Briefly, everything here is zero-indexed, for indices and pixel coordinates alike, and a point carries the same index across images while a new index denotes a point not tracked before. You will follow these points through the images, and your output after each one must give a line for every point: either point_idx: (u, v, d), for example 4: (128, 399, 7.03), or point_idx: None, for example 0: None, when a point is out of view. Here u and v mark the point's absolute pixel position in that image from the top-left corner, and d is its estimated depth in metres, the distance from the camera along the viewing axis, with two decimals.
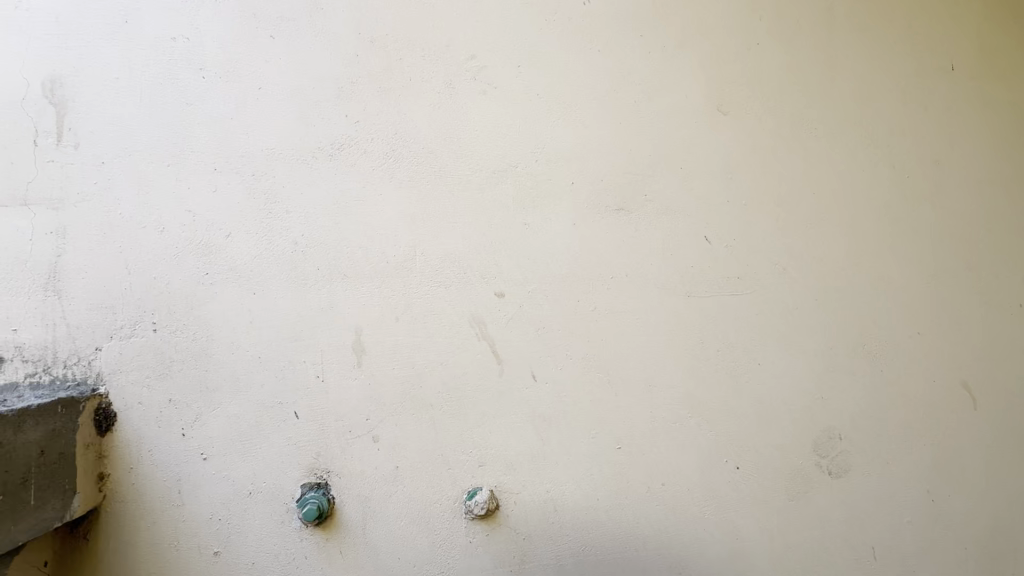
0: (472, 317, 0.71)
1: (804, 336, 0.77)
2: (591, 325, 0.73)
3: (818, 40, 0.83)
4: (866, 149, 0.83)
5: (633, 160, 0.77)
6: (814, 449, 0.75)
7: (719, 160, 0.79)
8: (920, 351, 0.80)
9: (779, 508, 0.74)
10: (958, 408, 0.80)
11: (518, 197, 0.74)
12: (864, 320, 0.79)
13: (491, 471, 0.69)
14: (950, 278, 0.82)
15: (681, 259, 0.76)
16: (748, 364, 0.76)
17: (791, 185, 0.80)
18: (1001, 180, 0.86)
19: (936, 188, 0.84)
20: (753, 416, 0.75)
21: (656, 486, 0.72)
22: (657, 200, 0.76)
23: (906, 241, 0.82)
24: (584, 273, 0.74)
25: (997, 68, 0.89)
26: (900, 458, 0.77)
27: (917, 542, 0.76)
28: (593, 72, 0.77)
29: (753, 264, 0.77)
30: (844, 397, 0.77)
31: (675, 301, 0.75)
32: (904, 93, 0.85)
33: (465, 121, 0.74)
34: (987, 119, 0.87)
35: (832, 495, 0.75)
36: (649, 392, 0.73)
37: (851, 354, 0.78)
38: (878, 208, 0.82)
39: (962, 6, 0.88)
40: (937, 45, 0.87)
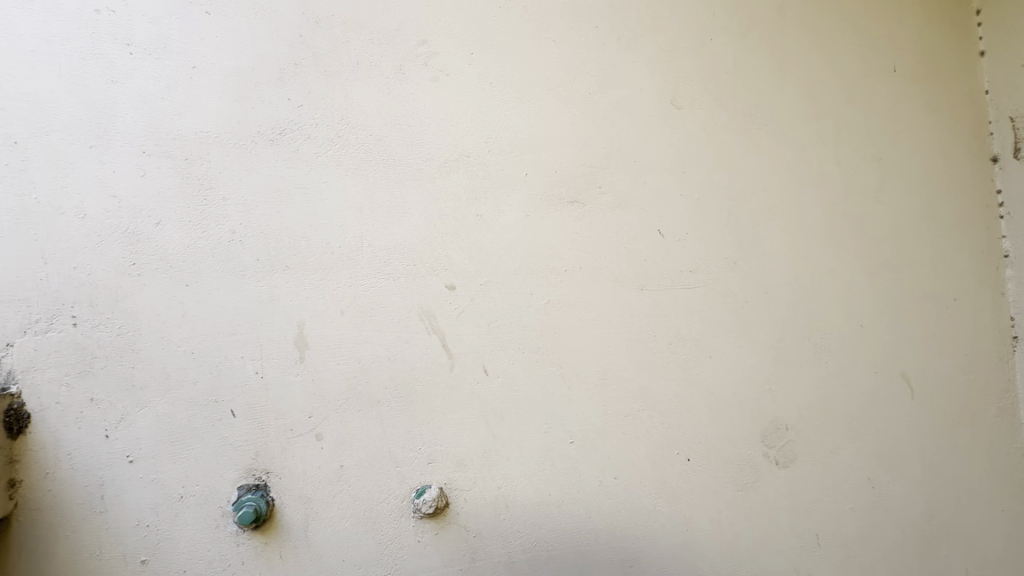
0: (422, 310, 0.69)
1: (753, 329, 0.78)
2: (544, 318, 0.72)
3: (769, 37, 0.84)
4: (815, 146, 0.84)
5: (588, 152, 0.76)
6: (763, 440, 0.77)
7: (673, 153, 0.79)
8: (863, 343, 0.82)
9: (728, 498, 0.75)
10: (898, 398, 0.83)
11: (470, 188, 0.72)
12: (811, 313, 0.81)
13: (440, 468, 0.67)
14: (893, 272, 0.85)
15: (635, 253, 0.76)
16: (699, 356, 0.76)
17: (743, 180, 0.81)
18: (939, 178, 0.90)
19: (880, 185, 0.86)
20: (704, 408, 0.75)
21: (608, 479, 0.71)
22: (611, 192, 0.76)
23: (851, 236, 0.84)
24: (537, 265, 0.73)
25: (937, 71, 0.92)
26: (843, 447, 0.79)
27: (859, 528, 0.79)
28: (548, 62, 0.76)
29: (704, 258, 0.78)
30: (791, 389, 0.79)
31: (628, 294, 0.75)
32: (851, 92, 0.87)
33: (416, 108, 0.71)
34: (928, 120, 0.90)
35: (779, 485, 0.76)
36: (602, 385, 0.73)
37: (798, 347, 0.80)
38: (825, 204, 0.84)
39: (905, 10, 0.91)
40: (881, 46, 0.89)
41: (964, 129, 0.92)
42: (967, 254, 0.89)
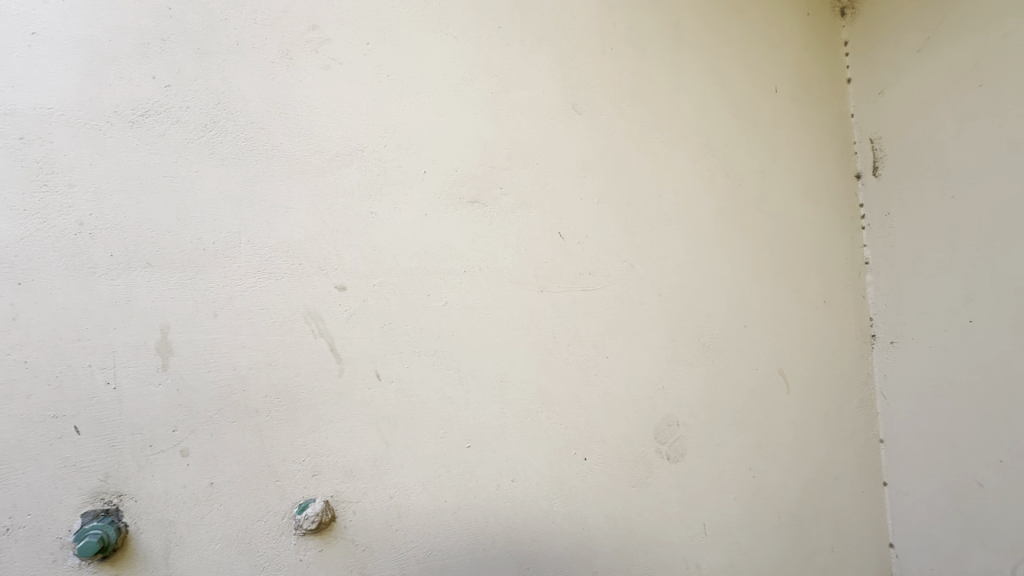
0: (308, 312, 0.65)
1: (648, 329, 0.81)
2: (442, 320, 0.70)
3: (666, 52, 0.88)
4: (706, 157, 0.89)
5: (490, 152, 0.75)
6: (656, 437, 0.80)
7: (573, 158, 0.80)
8: (746, 342, 0.88)
9: (623, 495, 0.77)
10: (776, 393, 0.89)
11: (364, 184, 0.69)
12: (701, 315, 0.85)
13: (326, 479, 0.63)
14: (772, 277, 0.92)
15: (535, 255, 0.76)
16: (597, 357, 0.78)
17: (640, 186, 0.84)
18: (812, 191, 0.98)
19: (762, 196, 0.93)
20: (601, 407, 0.77)
21: (506, 483, 0.71)
22: (512, 193, 0.76)
23: (737, 243, 0.90)
24: (435, 266, 0.71)
25: (811, 94, 1.01)
26: (728, 441, 0.85)
27: (741, 515, 0.84)
28: (449, 58, 0.74)
29: (603, 260, 0.80)
30: (682, 387, 0.83)
31: (529, 296, 0.75)
32: (738, 108, 0.93)
33: (305, 96, 0.67)
34: (803, 138, 0.99)
35: (670, 479, 0.80)
36: (500, 388, 0.72)
37: (688, 347, 0.84)
38: (714, 211, 0.89)
39: (785, 36, 1.00)
40: (764, 68, 0.97)
41: (833, 148, 1.02)
42: (835, 261, 0.99)
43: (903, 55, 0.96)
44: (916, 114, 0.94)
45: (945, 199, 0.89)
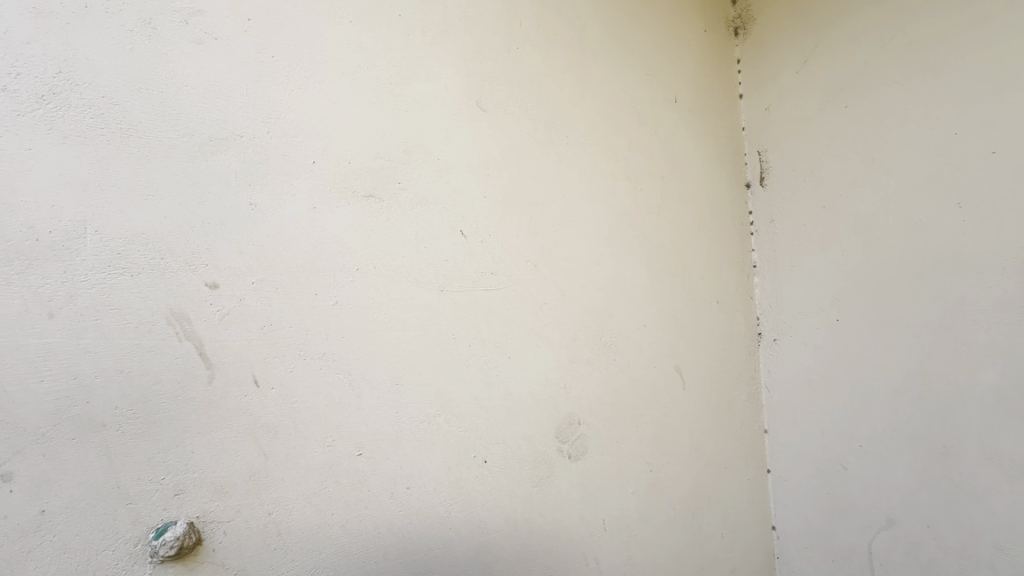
0: (172, 312, 0.58)
1: (550, 329, 0.82)
2: (331, 321, 0.66)
3: (570, 55, 0.89)
4: (608, 160, 0.92)
5: (387, 145, 0.72)
6: (557, 436, 0.80)
7: (476, 155, 0.79)
8: (644, 341, 0.91)
9: (523, 496, 0.76)
10: (672, 389, 0.93)
11: (241, 172, 0.63)
12: (602, 315, 0.87)
13: (191, 499, 0.57)
14: (670, 278, 0.96)
15: (435, 253, 0.74)
16: (498, 358, 0.77)
17: (544, 186, 0.84)
18: (707, 197, 1.04)
19: (662, 200, 0.97)
20: (502, 408, 0.76)
21: (401, 490, 0.68)
22: (411, 188, 0.73)
23: (637, 245, 0.93)
24: (324, 263, 0.66)
25: (707, 106, 1.07)
26: (627, 437, 0.87)
27: (639, 509, 0.87)
28: (342, 43, 0.70)
29: (505, 260, 0.79)
30: (584, 385, 0.84)
31: (428, 295, 0.73)
32: (639, 115, 0.96)
33: (172, 72, 0.60)
34: (699, 147, 1.04)
35: (570, 478, 0.81)
36: (395, 391, 0.69)
37: (591, 346, 0.85)
38: (616, 213, 0.91)
39: (684, 50, 1.05)
40: (664, 78, 1.01)
41: (726, 158, 1.08)
42: (726, 263, 1.05)
43: (785, 75, 1.04)
44: (795, 130, 1.02)
45: (818, 208, 0.98)
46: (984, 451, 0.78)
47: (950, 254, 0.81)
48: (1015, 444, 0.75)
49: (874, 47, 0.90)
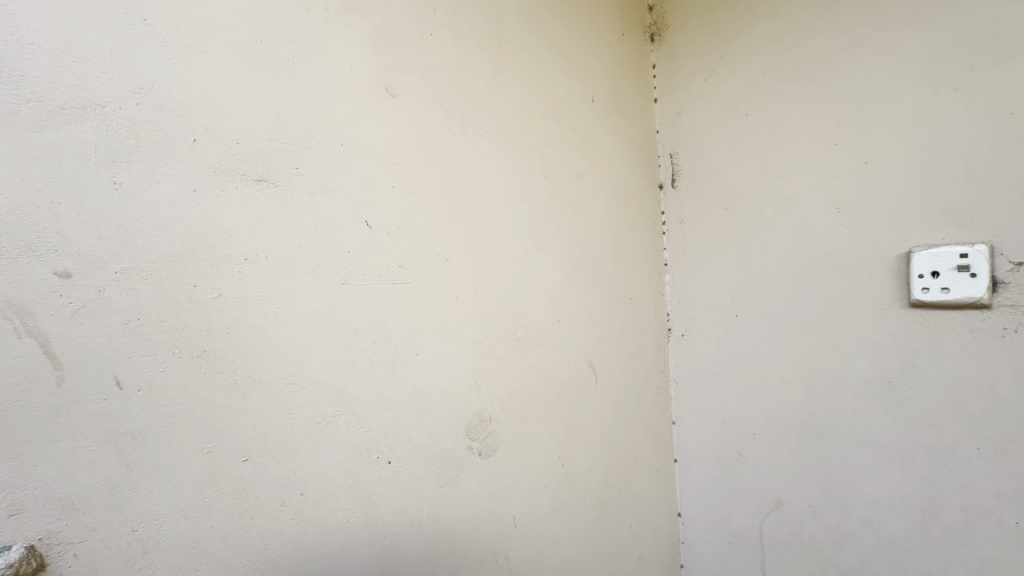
0: (9, 305, 0.49)
1: (461, 325, 0.80)
2: (214, 315, 0.60)
3: (487, 47, 0.88)
4: (524, 156, 0.91)
5: (285, 127, 0.67)
6: (467, 434, 0.79)
7: (385, 143, 0.75)
8: (558, 336, 0.92)
9: (431, 496, 0.74)
10: (585, 384, 0.95)
11: (105, 146, 0.54)
12: (516, 311, 0.87)
13: (32, 520, 0.48)
14: (584, 274, 0.98)
15: (336, 245, 0.70)
16: (405, 354, 0.74)
17: (457, 177, 0.82)
18: (622, 196, 1.07)
19: (577, 197, 0.99)
20: (408, 407, 0.73)
21: (293, 497, 0.63)
22: (310, 174, 0.68)
23: (551, 242, 0.93)
24: (205, 252, 0.60)
25: (623, 107, 1.09)
26: (539, 432, 0.87)
27: (549, 504, 0.87)
28: (230, 10, 0.63)
29: (415, 253, 0.77)
30: (495, 381, 0.83)
31: (327, 289, 0.68)
32: (556, 113, 0.97)
33: (13, 25, 0.50)
34: (615, 147, 1.07)
35: (480, 475, 0.79)
36: (289, 391, 0.64)
37: (503, 341, 0.85)
38: (531, 209, 0.91)
39: (602, 51, 1.07)
40: (582, 77, 1.02)
41: (641, 159, 1.12)
42: (639, 261, 1.08)
43: (694, 81, 1.09)
44: (702, 135, 1.07)
45: (721, 210, 1.03)
46: (854, 435, 0.85)
47: (830, 255, 0.87)
48: (879, 428, 0.82)
49: (769, 59, 0.95)
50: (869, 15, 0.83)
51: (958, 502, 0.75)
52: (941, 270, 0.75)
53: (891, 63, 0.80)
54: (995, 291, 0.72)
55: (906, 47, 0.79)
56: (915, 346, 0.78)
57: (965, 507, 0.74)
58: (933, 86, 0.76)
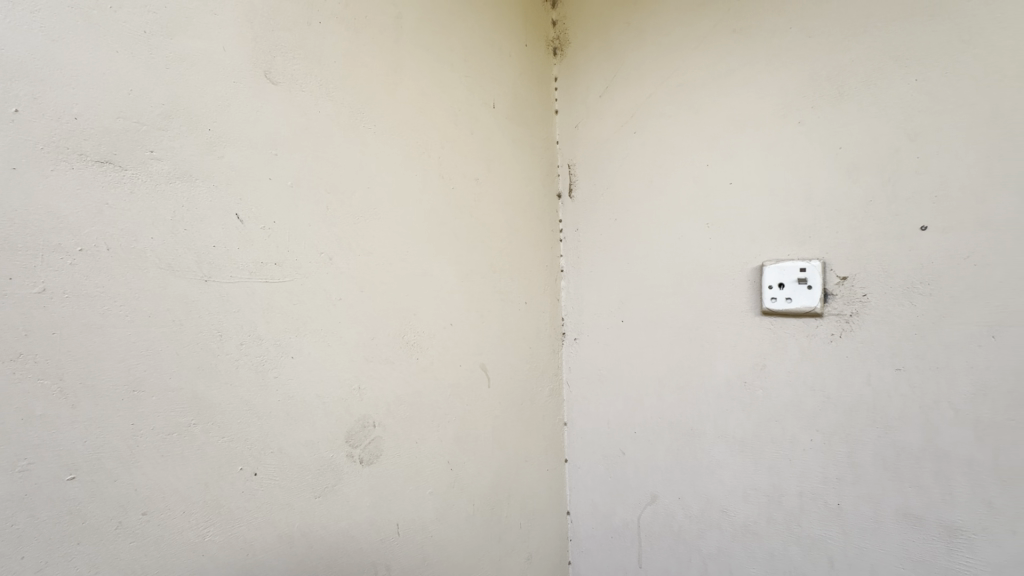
0: None
1: (345, 327, 0.77)
2: (36, 313, 0.51)
3: (382, 43, 0.86)
4: (420, 156, 0.90)
5: (140, 104, 0.59)
6: (347, 440, 0.76)
7: (263, 132, 0.70)
8: (450, 339, 0.92)
9: (304, 508, 0.70)
10: (476, 387, 0.96)
11: None
12: (406, 313, 0.86)
13: None
14: (479, 278, 0.99)
15: (198, 238, 0.63)
16: (278, 358, 0.69)
17: (345, 174, 0.79)
18: (520, 202, 1.10)
19: (475, 201, 1.00)
20: (280, 413, 0.69)
21: (134, 518, 0.57)
22: (168, 159, 0.61)
23: (446, 244, 0.93)
24: (27, 239, 0.51)
25: (523, 116, 1.13)
26: (427, 437, 0.86)
27: (436, 509, 0.87)
28: None
29: (294, 251, 0.72)
30: (381, 386, 0.81)
31: (186, 286, 0.62)
32: (454, 115, 0.97)
33: None
34: (515, 154, 1.10)
35: (361, 484, 0.77)
36: (132, 400, 0.57)
37: (391, 345, 0.83)
38: (425, 211, 0.90)
39: (505, 59, 1.09)
40: (483, 83, 1.04)
41: (540, 168, 1.16)
42: (536, 265, 1.12)
43: (590, 97, 1.14)
44: (597, 149, 1.13)
45: (610, 221, 1.09)
46: (716, 431, 0.93)
47: (701, 266, 0.95)
48: (736, 424, 0.90)
49: (655, 81, 1.02)
50: (736, 50, 0.92)
51: (796, 488, 0.84)
52: (786, 282, 0.84)
53: (752, 95, 0.90)
54: (826, 301, 0.82)
55: (763, 82, 0.88)
56: (766, 350, 0.87)
57: (801, 492, 0.84)
58: (784, 118, 0.86)
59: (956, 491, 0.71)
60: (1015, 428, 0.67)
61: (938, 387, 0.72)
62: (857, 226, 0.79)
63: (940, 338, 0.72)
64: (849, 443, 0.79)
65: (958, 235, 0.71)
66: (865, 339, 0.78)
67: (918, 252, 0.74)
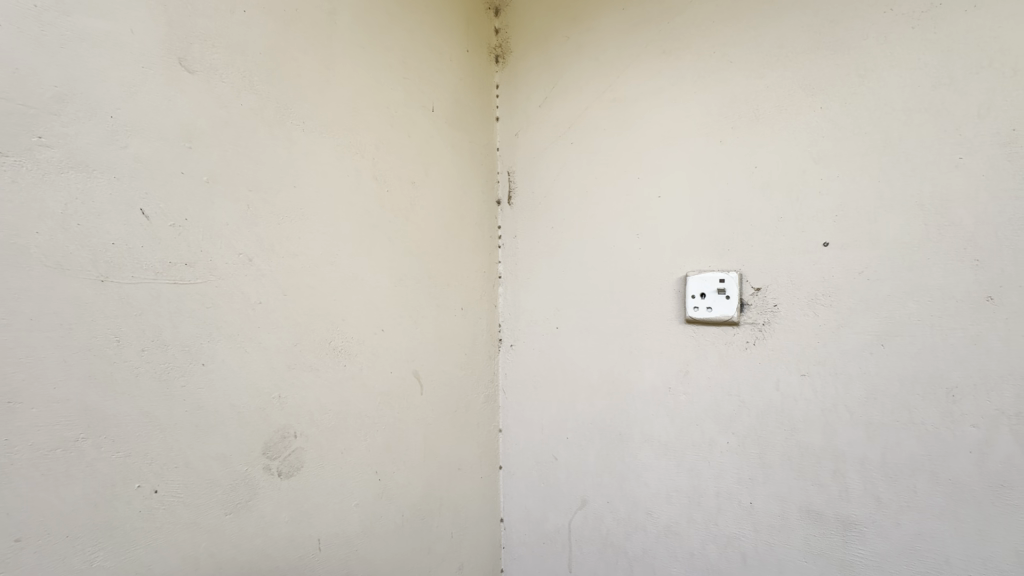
0: None
1: (265, 333, 0.73)
2: None
3: (314, 38, 0.83)
4: (353, 157, 0.88)
5: (27, 84, 0.54)
6: (264, 452, 0.72)
7: (176, 122, 0.65)
8: (381, 346, 0.90)
9: (213, 526, 0.66)
10: (408, 394, 0.94)
11: None
12: (333, 318, 0.82)
13: None
14: (414, 283, 0.97)
15: (95, 234, 0.58)
16: (186, 365, 0.64)
17: (269, 172, 0.75)
18: (458, 207, 1.09)
19: (411, 204, 0.98)
20: (187, 425, 0.64)
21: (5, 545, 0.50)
22: (60, 146, 0.56)
23: (378, 248, 0.91)
24: None
25: (463, 121, 1.12)
26: (353, 447, 0.83)
27: (361, 522, 0.84)
28: None
29: (209, 251, 0.68)
30: (303, 394, 0.77)
31: (77, 286, 0.56)
32: (390, 116, 0.95)
33: None
34: (453, 159, 1.09)
35: (279, 498, 0.73)
36: (6, 412, 0.51)
37: (316, 352, 0.79)
38: (357, 213, 0.88)
39: (446, 63, 1.08)
40: (422, 85, 1.02)
41: (480, 173, 1.16)
42: (472, 271, 1.12)
43: (530, 106, 1.16)
44: (535, 157, 1.14)
45: (547, 229, 1.11)
46: (643, 435, 0.96)
47: (631, 275, 0.98)
48: (661, 428, 0.94)
49: (592, 94, 1.05)
50: (666, 70, 0.96)
51: (714, 489, 0.88)
52: (707, 292, 0.89)
53: (680, 113, 0.94)
54: (743, 311, 0.86)
55: (689, 102, 0.93)
56: (689, 357, 0.91)
57: (718, 492, 0.88)
58: (707, 137, 0.91)
59: (850, 488, 0.77)
60: (899, 428, 0.74)
61: (836, 391, 0.78)
62: (770, 241, 0.84)
63: (840, 346, 0.78)
64: (761, 445, 0.84)
65: (854, 251, 0.77)
66: (776, 347, 0.83)
67: (822, 266, 0.80)
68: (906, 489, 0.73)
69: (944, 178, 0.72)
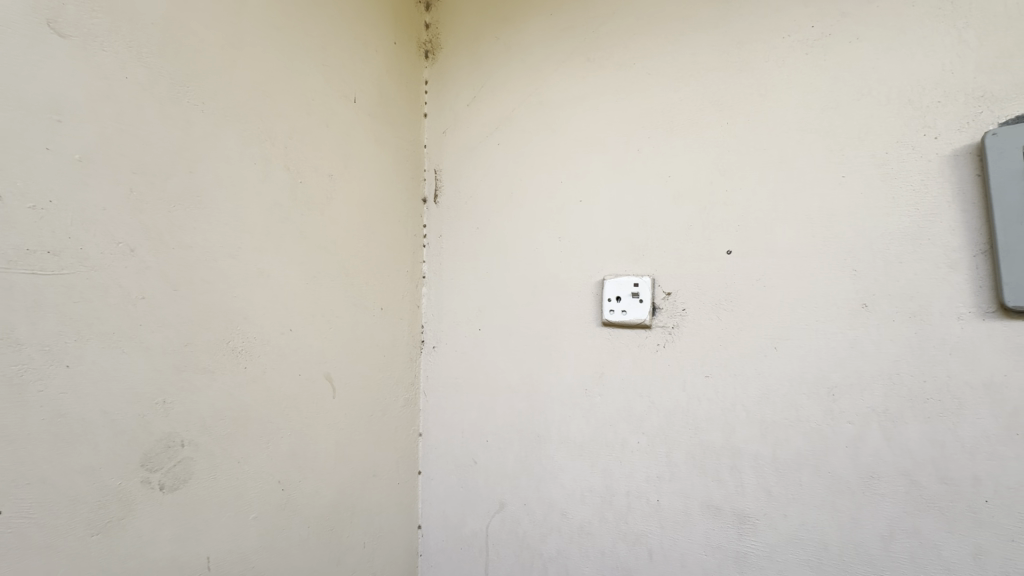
0: None
1: (149, 331, 0.66)
2: None
3: (218, 13, 0.76)
4: (262, 144, 0.82)
5: None
6: (144, 464, 0.65)
7: (41, 90, 0.57)
8: (288, 347, 0.84)
9: (75, 551, 0.58)
10: (318, 398, 0.89)
11: None
12: (233, 317, 0.76)
13: None
14: (328, 280, 0.92)
15: None
16: (46, 367, 0.57)
17: (159, 154, 0.68)
18: (380, 204, 1.05)
19: (327, 198, 0.93)
20: (45, 436, 0.56)
21: None
22: None
23: (288, 243, 0.85)
24: None
25: (389, 115, 1.09)
26: (252, 455, 0.77)
27: (259, 536, 0.78)
28: None
29: (80, 238, 0.60)
30: (194, 399, 0.71)
31: None
32: (306, 104, 0.90)
33: None
34: (376, 153, 1.05)
35: (160, 514, 0.66)
36: None
37: (210, 353, 0.73)
38: (264, 204, 0.82)
39: (371, 54, 1.04)
40: (344, 75, 0.98)
41: (405, 170, 1.13)
42: (394, 270, 1.08)
43: (459, 104, 1.14)
44: (462, 156, 1.13)
45: (472, 229, 1.10)
46: (560, 437, 0.97)
47: (553, 278, 0.99)
48: (578, 429, 0.95)
49: (519, 97, 1.05)
50: (589, 78, 0.98)
51: (625, 488, 0.91)
52: (622, 296, 0.91)
53: (601, 121, 0.96)
54: (654, 314, 0.90)
55: (610, 110, 0.95)
56: (604, 359, 0.93)
57: (628, 492, 0.90)
58: (626, 145, 0.94)
59: (746, 483, 0.81)
60: (789, 425, 0.79)
61: (736, 391, 0.83)
62: (680, 248, 0.88)
63: (741, 349, 0.83)
64: (669, 444, 0.87)
65: (754, 259, 0.82)
66: (684, 349, 0.87)
67: (725, 273, 0.84)
68: (794, 482, 0.78)
69: (830, 195, 0.78)
